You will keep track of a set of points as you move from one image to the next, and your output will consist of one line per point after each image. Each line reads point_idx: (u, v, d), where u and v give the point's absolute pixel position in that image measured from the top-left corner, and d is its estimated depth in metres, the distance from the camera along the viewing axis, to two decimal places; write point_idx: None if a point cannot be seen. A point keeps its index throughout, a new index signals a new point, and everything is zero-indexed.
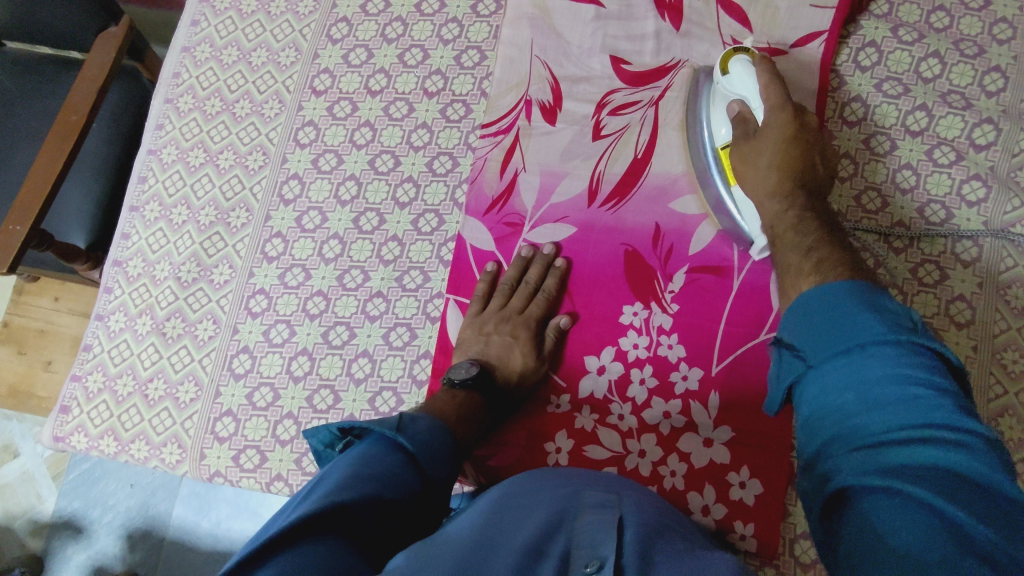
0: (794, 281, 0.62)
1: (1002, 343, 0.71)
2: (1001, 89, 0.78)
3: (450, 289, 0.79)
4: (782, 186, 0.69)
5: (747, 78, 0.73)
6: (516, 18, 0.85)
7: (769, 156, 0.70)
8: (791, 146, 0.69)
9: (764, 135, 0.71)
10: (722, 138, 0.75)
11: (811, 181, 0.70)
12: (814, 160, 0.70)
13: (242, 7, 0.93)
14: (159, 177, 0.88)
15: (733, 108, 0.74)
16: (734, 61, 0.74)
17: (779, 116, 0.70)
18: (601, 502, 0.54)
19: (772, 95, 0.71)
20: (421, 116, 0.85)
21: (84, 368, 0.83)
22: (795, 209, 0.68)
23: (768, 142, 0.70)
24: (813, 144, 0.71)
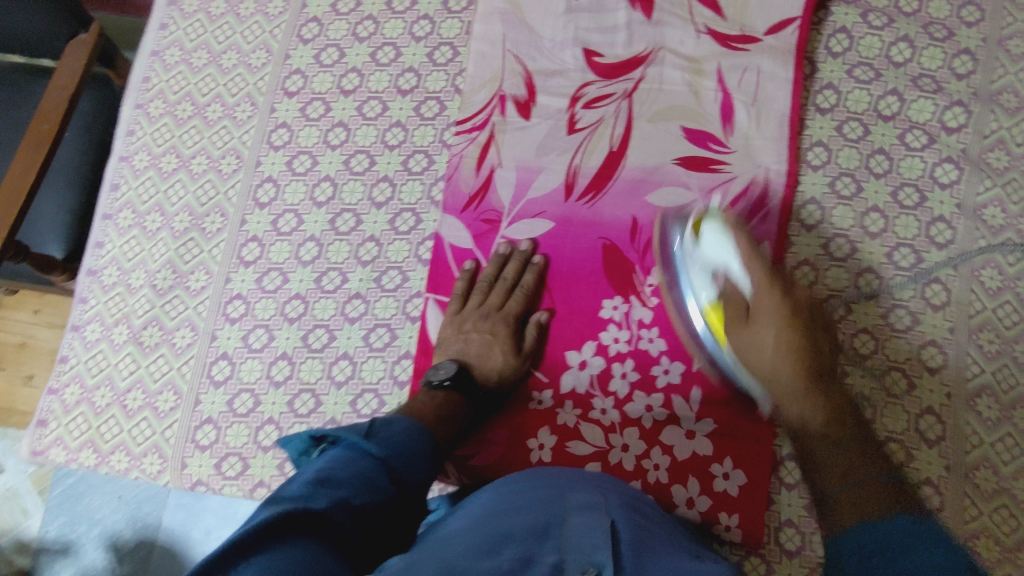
0: (829, 510, 0.58)
1: (978, 324, 0.72)
2: (970, 71, 0.78)
3: (429, 288, 0.79)
4: (797, 396, 0.64)
5: (724, 246, 0.68)
6: (487, 13, 0.85)
7: (771, 342, 0.65)
8: (791, 331, 0.65)
9: (759, 320, 0.66)
10: (710, 303, 0.69)
11: (819, 358, 0.65)
12: (816, 341, 0.66)
13: (211, 9, 0.92)
14: (131, 184, 0.87)
15: (716, 276, 0.69)
16: (705, 225, 0.70)
17: (770, 295, 0.66)
18: (586, 503, 0.54)
19: (756, 270, 0.67)
20: (395, 114, 0.84)
21: (61, 380, 0.82)
22: (814, 402, 0.64)
23: (764, 326, 0.66)
24: (809, 318, 0.67)
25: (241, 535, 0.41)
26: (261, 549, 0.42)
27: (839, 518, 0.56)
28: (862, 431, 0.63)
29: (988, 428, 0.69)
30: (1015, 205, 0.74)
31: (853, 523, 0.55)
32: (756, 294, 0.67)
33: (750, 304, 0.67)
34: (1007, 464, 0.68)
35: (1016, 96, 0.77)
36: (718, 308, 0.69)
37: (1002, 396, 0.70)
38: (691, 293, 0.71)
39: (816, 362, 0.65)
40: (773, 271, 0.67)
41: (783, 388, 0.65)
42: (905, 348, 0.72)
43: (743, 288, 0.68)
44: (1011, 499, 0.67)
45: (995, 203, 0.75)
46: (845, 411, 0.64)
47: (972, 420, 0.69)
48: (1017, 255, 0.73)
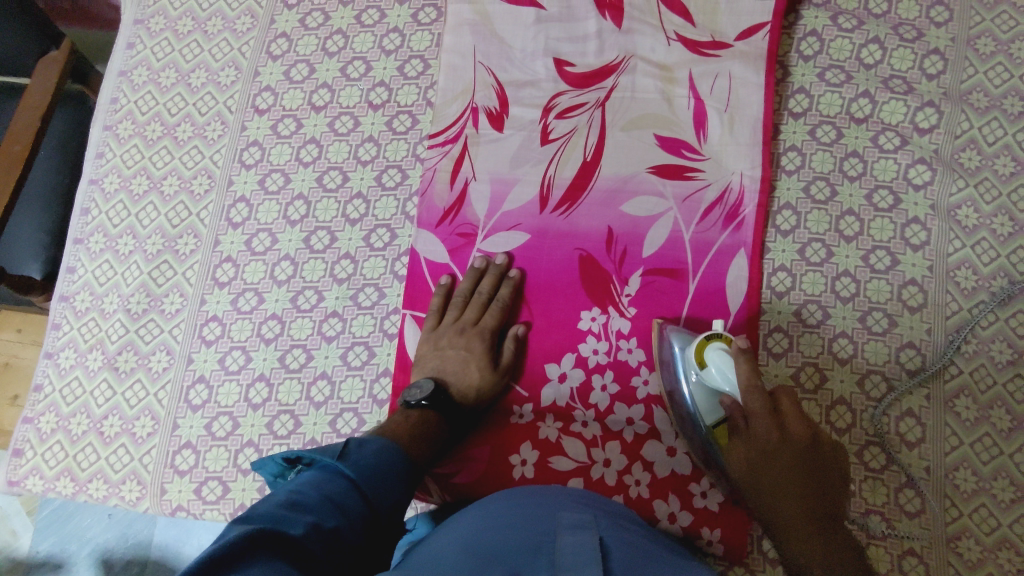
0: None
1: (954, 325, 0.72)
2: (940, 71, 0.78)
3: (406, 304, 0.78)
4: (796, 528, 0.58)
5: (729, 376, 0.64)
6: (457, 25, 0.84)
7: (768, 469, 0.61)
8: (786, 465, 0.60)
9: (754, 450, 0.62)
10: (715, 424, 0.66)
11: (820, 496, 0.60)
12: (817, 467, 0.60)
13: (178, 28, 0.91)
14: (102, 208, 0.86)
15: (722, 401, 0.65)
16: (710, 352, 0.66)
17: (768, 426, 0.62)
18: (576, 523, 0.53)
19: (756, 400, 0.62)
20: (367, 130, 0.84)
21: (36, 409, 0.81)
22: (808, 539, 0.58)
23: (763, 460, 0.62)
24: (813, 452, 0.61)
25: (213, 552, 0.40)
26: (231, 565, 0.41)
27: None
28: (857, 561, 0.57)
29: (967, 429, 0.69)
30: (988, 204, 0.74)
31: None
32: (754, 418, 0.63)
33: (748, 432, 0.63)
34: (987, 464, 0.68)
35: (986, 95, 0.77)
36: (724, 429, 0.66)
37: (980, 396, 0.70)
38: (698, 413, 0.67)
39: (817, 498, 0.59)
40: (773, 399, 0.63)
41: (778, 516, 0.60)
42: (883, 351, 0.72)
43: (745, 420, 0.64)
44: (991, 499, 0.67)
45: (969, 204, 0.75)
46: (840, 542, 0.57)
47: (950, 421, 0.69)
48: (991, 255, 0.73)
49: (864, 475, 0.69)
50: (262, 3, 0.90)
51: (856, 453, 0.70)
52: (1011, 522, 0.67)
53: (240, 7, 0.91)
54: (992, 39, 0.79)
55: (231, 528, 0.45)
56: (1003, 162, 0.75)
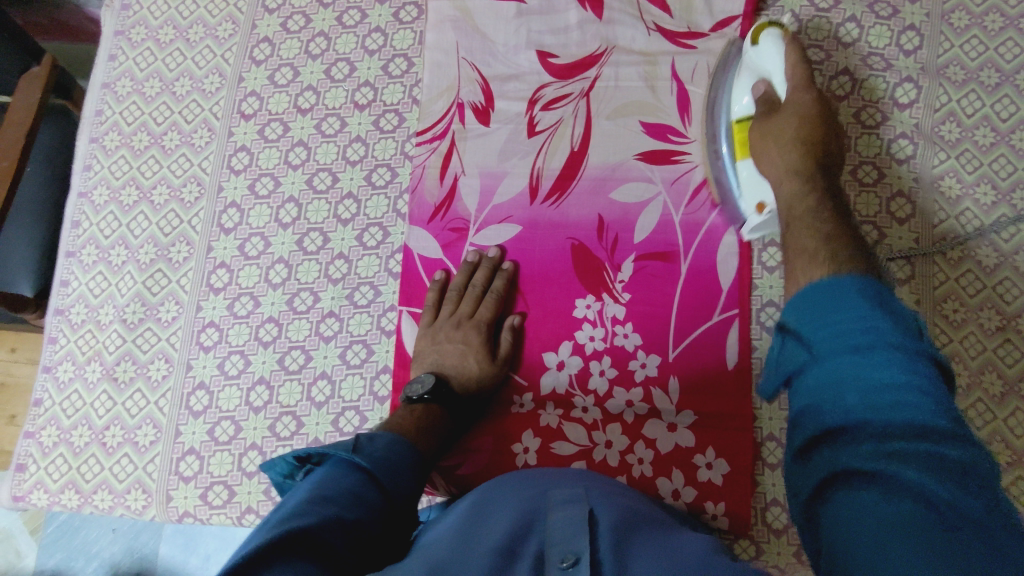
0: (803, 260, 0.58)
1: (943, 294, 0.73)
2: (917, 47, 0.80)
3: (402, 301, 0.79)
4: (808, 175, 0.66)
5: (779, 56, 0.72)
6: (438, 22, 0.85)
7: (791, 130, 0.68)
8: (808, 124, 0.68)
9: (784, 114, 0.70)
10: (741, 110, 0.74)
11: (828, 157, 0.68)
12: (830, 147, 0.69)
13: (160, 37, 0.91)
14: (92, 220, 0.86)
15: (757, 83, 0.73)
16: (765, 33, 0.73)
17: (803, 94, 0.70)
18: (568, 498, 0.53)
19: (797, 74, 0.70)
20: (354, 130, 0.84)
21: (37, 423, 0.81)
22: (812, 190, 0.65)
23: (787, 116, 0.69)
24: (831, 123, 0.70)
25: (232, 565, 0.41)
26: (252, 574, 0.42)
27: (813, 269, 0.56)
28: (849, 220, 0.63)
29: (960, 395, 0.71)
30: (970, 175, 0.76)
31: (821, 276, 0.54)
32: (792, 89, 0.70)
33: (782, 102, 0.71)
34: (981, 429, 0.69)
35: (963, 69, 0.78)
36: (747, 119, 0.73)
37: (971, 362, 0.71)
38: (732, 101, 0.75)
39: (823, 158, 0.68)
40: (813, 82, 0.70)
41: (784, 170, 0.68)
42: None
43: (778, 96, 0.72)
44: None
45: (951, 175, 0.76)
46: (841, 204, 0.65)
47: None
48: (976, 224, 0.74)
49: None
50: (242, 9, 0.90)
51: None
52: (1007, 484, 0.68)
53: (221, 14, 0.91)
54: (966, 13, 0.80)
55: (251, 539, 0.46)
56: (983, 132, 0.76)
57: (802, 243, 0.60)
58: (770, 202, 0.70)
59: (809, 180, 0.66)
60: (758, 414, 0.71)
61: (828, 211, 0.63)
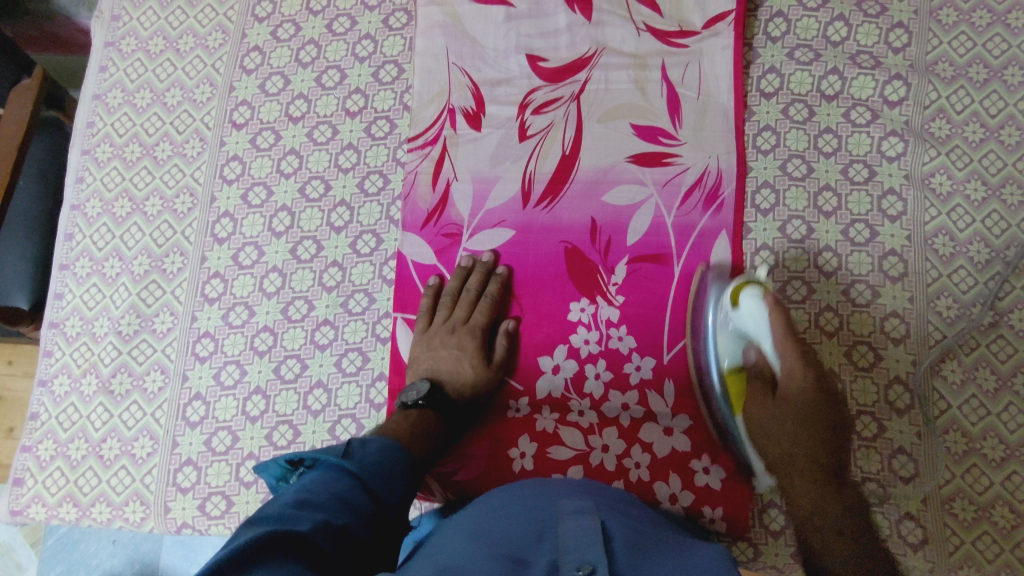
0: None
1: (935, 291, 0.73)
2: (905, 44, 0.80)
3: (397, 307, 0.79)
4: (819, 475, 0.63)
5: (761, 326, 0.65)
6: (428, 28, 0.85)
7: (793, 418, 0.65)
8: (812, 413, 0.65)
9: (785, 400, 0.66)
10: (731, 366, 0.69)
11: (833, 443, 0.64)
12: (831, 421, 0.65)
13: (150, 48, 0.91)
14: (85, 232, 0.86)
15: (747, 348, 0.69)
16: (745, 293, 0.67)
17: (802, 380, 0.64)
18: (577, 508, 0.54)
19: (788, 355, 0.64)
20: (346, 137, 0.84)
21: (33, 437, 0.81)
22: (818, 486, 0.62)
23: (786, 405, 0.66)
24: (831, 405, 0.66)
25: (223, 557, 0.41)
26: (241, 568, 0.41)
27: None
28: (865, 525, 0.60)
29: (955, 392, 0.71)
30: (961, 171, 0.76)
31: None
32: (786, 372, 0.65)
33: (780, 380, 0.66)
34: (975, 425, 0.70)
35: (951, 65, 0.79)
36: (739, 373, 0.69)
37: (965, 359, 0.71)
38: (716, 354, 0.70)
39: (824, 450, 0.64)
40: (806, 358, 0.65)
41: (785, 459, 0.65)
42: (869, 322, 0.73)
43: (771, 367, 0.68)
44: (982, 458, 0.69)
45: (942, 172, 0.76)
46: (852, 501, 0.62)
47: (938, 385, 0.71)
48: (967, 221, 0.74)
49: (857, 444, 0.70)
50: (232, 18, 0.90)
51: None
52: (1003, 479, 0.68)
53: (211, 23, 0.91)
54: (954, 9, 0.80)
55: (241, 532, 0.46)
56: (973, 129, 0.77)
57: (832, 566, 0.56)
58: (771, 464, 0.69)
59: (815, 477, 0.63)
60: None
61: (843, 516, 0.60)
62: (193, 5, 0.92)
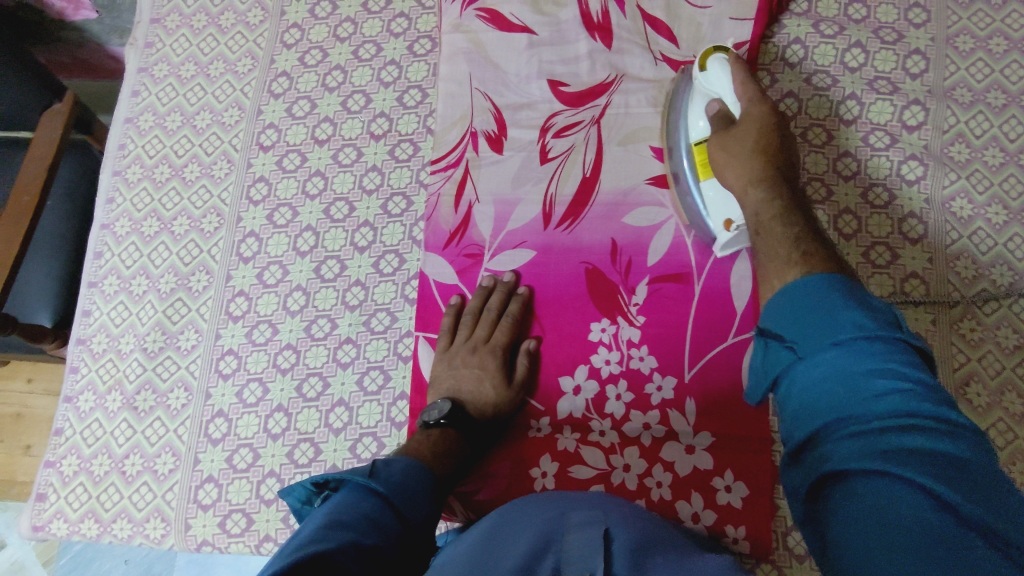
0: (778, 266, 0.60)
1: (958, 315, 0.73)
2: (923, 70, 0.81)
3: (419, 327, 0.79)
4: (774, 183, 0.66)
5: (726, 75, 0.72)
6: (451, 54, 0.87)
7: (750, 145, 0.67)
8: (766, 137, 0.68)
9: (741, 130, 0.69)
10: (702, 129, 0.73)
11: (788, 165, 0.68)
12: (787, 157, 0.69)
13: (182, 73, 0.94)
14: (114, 250, 0.88)
15: (711, 104, 0.73)
16: (712, 60, 0.73)
17: (756, 111, 0.69)
18: (586, 518, 0.53)
19: (750, 91, 0.70)
20: (370, 160, 0.86)
21: (57, 452, 0.81)
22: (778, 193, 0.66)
23: (743, 133, 0.68)
24: (787, 137, 0.70)
25: None
26: None
27: (785, 272, 0.59)
28: (810, 222, 0.64)
29: (981, 415, 0.70)
30: (981, 195, 0.76)
31: (798, 276, 0.57)
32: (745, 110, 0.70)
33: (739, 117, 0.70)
34: (1002, 449, 0.69)
35: (970, 90, 0.80)
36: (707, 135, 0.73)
37: (990, 382, 0.71)
38: (691, 124, 0.75)
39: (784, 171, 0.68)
40: (763, 96, 0.70)
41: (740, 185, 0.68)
42: None
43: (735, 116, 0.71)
44: (1012, 483, 0.68)
45: (962, 195, 0.76)
46: (805, 208, 0.66)
47: (964, 409, 0.70)
48: (989, 243, 0.75)
49: None
50: (262, 45, 0.93)
51: None
52: None
53: (241, 50, 0.94)
54: (970, 37, 0.81)
55: (274, 559, 0.46)
56: (992, 153, 0.77)
57: (778, 246, 0.62)
58: (736, 219, 0.70)
59: (772, 186, 0.66)
60: (775, 436, 0.71)
61: (792, 217, 0.64)
62: (224, 32, 0.95)
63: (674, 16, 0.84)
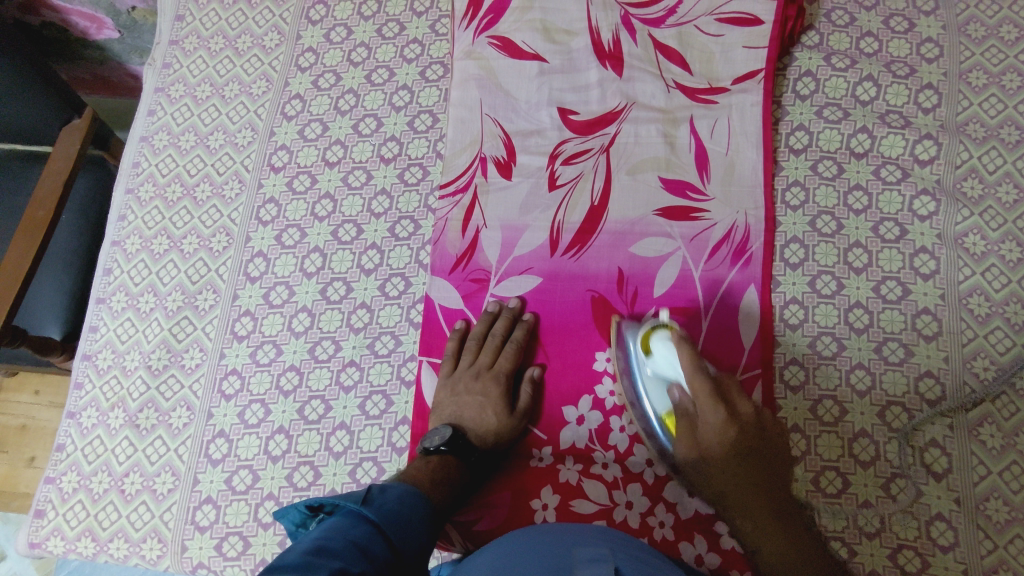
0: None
1: (971, 352, 0.71)
2: (935, 105, 0.81)
3: (423, 351, 0.79)
4: (765, 531, 0.61)
5: (674, 363, 0.68)
6: (463, 80, 0.87)
7: (720, 452, 0.64)
8: (733, 455, 0.64)
9: (705, 441, 0.65)
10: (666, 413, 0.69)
11: (770, 476, 0.63)
12: (767, 451, 0.64)
13: (197, 94, 0.95)
14: (123, 268, 0.88)
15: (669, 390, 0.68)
16: (655, 340, 0.70)
17: (716, 417, 0.65)
18: (594, 556, 0.53)
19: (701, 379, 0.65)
20: (380, 183, 0.87)
21: (57, 469, 0.81)
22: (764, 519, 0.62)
23: (713, 439, 0.65)
24: (760, 439, 0.64)
25: None
26: None
27: None
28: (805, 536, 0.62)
29: (994, 458, 0.68)
30: (995, 231, 0.75)
31: None
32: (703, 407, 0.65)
33: (700, 424, 0.66)
34: (1017, 493, 0.67)
35: (982, 126, 0.79)
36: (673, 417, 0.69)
37: (1004, 423, 0.69)
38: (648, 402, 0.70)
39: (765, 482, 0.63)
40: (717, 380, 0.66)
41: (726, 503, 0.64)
42: (902, 382, 0.71)
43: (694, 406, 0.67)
44: None
45: (975, 232, 0.75)
46: (790, 519, 0.62)
47: (978, 451, 0.68)
48: (1002, 281, 0.73)
49: (892, 510, 0.68)
50: (277, 68, 0.95)
51: (882, 486, 0.68)
52: None
53: (256, 72, 0.95)
54: (984, 72, 0.81)
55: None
56: (1006, 189, 0.76)
57: None
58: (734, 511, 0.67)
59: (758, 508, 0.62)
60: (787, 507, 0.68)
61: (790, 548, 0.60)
62: (240, 55, 0.96)
63: (687, 44, 0.85)
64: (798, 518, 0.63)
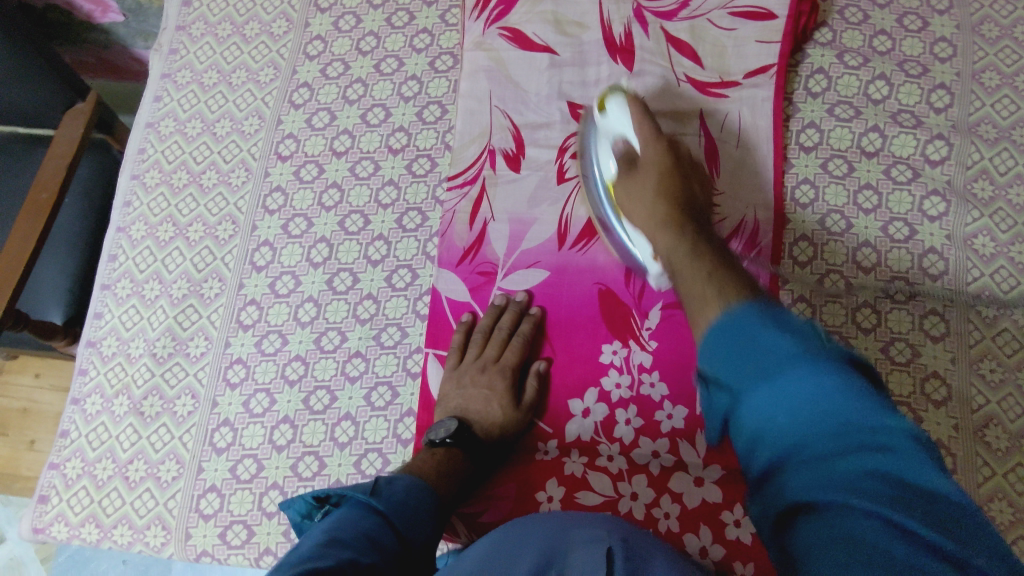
0: (698, 305, 0.55)
1: (978, 354, 0.72)
2: (948, 105, 0.80)
3: (429, 343, 0.79)
4: (684, 235, 0.65)
5: (623, 119, 0.74)
6: (473, 71, 0.86)
7: (653, 185, 0.70)
8: (665, 181, 0.70)
9: (644, 172, 0.72)
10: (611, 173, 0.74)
11: (692, 201, 0.70)
12: (693, 193, 0.71)
13: (204, 80, 0.95)
14: (129, 254, 0.88)
15: (616, 145, 0.74)
16: (610, 101, 0.76)
17: (655, 151, 0.72)
18: (589, 537, 0.54)
19: (647, 129, 0.73)
20: (388, 173, 0.86)
21: (62, 455, 0.81)
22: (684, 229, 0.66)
23: (649, 174, 0.71)
24: (686, 177, 0.72)
25: None
26: None
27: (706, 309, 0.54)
28: (718, 250, 0.62)
29: (1000, 459, 0.68)
30: (1004, 233, 0.75)
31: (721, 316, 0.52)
32: (645, 148, 0.73)
33: (639, 159, 0.73)
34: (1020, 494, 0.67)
35: (994, 127, 0.79)
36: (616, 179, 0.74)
37: (1009, 425, 0.69)
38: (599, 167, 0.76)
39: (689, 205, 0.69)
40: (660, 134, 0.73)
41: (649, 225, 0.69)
42: (909, 382, 0.71)
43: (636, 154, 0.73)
44: None
45: (985, 233, 0.75)
46: (704, 233, 0.66)
47: (982, 453, 0.69)
48: (1010, 283, 0.73)
49: None
50: (285, 55, 0.94)
51: None
52: None
53: (264, 60, 0.94)
54: (997, 73, 0.81)
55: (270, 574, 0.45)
56: (1017, 191, 0.76)
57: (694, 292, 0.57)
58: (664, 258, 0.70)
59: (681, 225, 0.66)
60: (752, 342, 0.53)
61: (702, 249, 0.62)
62: (247, 41, 0.96)
63: (699, 38, 0.84)
64: (713, 236, 0.66)
